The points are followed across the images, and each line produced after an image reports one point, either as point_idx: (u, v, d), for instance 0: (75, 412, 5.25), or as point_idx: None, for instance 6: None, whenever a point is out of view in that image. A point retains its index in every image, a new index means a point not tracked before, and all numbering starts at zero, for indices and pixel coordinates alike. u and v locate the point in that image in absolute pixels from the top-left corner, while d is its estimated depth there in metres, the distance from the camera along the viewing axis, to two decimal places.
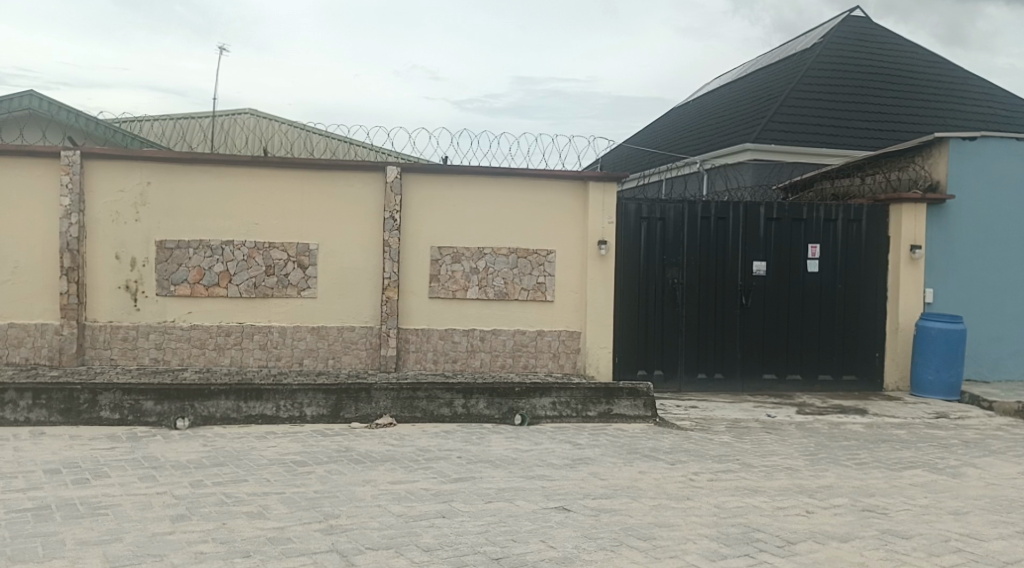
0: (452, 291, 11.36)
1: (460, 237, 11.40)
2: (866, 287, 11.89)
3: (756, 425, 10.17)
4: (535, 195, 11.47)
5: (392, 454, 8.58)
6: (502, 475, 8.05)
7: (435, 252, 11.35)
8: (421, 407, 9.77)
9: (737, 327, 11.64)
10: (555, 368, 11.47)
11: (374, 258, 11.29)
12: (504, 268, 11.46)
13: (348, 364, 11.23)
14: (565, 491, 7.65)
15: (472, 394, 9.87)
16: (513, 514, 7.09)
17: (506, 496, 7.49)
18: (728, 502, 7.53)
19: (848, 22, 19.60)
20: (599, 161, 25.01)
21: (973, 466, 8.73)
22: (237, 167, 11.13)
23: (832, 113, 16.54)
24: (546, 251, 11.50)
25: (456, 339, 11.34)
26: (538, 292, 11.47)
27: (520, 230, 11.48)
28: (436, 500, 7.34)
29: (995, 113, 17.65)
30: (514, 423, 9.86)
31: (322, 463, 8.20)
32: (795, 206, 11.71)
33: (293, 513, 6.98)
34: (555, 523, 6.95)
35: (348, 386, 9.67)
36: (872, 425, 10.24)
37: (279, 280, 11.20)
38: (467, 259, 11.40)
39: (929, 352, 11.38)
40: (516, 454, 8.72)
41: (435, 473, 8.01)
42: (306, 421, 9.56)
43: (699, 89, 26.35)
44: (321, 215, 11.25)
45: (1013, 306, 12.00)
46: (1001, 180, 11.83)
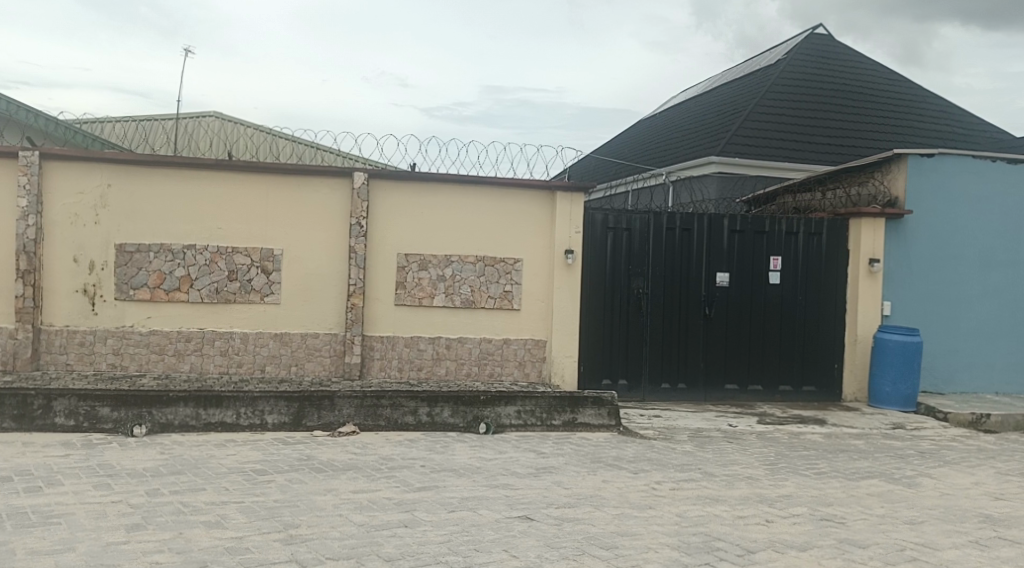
0: (418, 299, 11.37)
1: (427, 244, 11.42)
2: (825, 299, 12.07)
3: (718, 434, 10.29)
4: (502, 204, 11.52)
5: (354, 462, 8.57)
6: (466, 484, 8.07)
7: (402, 258, 11.36)
8: (385, 416, 9.77)
9: (700, 337, 11.76)
10: (521, 377, 11.52)
11: (339, 264, 11.28)
12: (471, 275, 11.49)
13: (312, 371, 11.20)
14: (528, 500, 7.69)
15: (437, 402, 9.88)
16: (476, 524, 7.11)
17: (469, 505, 7.52)
18: (690, 511, 7.61)
19: (812, 39, 19.92)
20: (567, 171, 25.15)
21: (928, 476, 8.90)
22: (201, 170, 11.08)
23: (795, 128, 16.79)
24: (513, 259, 11.55)
25: (422, 346, 11.35)
26: (505, 300, 11.52)
27: (487, 238, 11.52)
28: (398, 509, 7.35)
29: (952, 131, 18.02)
30: (479, 431, 9.88)
31: (282, 472, 8.18)
32: (758, 218, 11.86)
33: (252, 523, 6.95)
34: (518, 532, 6.99)
35: (310, 393, 9.63)
36: (831, 435, 10.39)
37: (242, 285, 11.15)
38: (433, 266, 11.42)
39: (886, 364, 11.59)
40: (480, 463, 8.75)
41: (398, 482, 8.02)
42: (267, 429, 9.52)
43: (666, 102, 26.61)
44: (286, 220, 11.22)
45: (968, 320, 12.25)
46: (957, 195, 12.09)
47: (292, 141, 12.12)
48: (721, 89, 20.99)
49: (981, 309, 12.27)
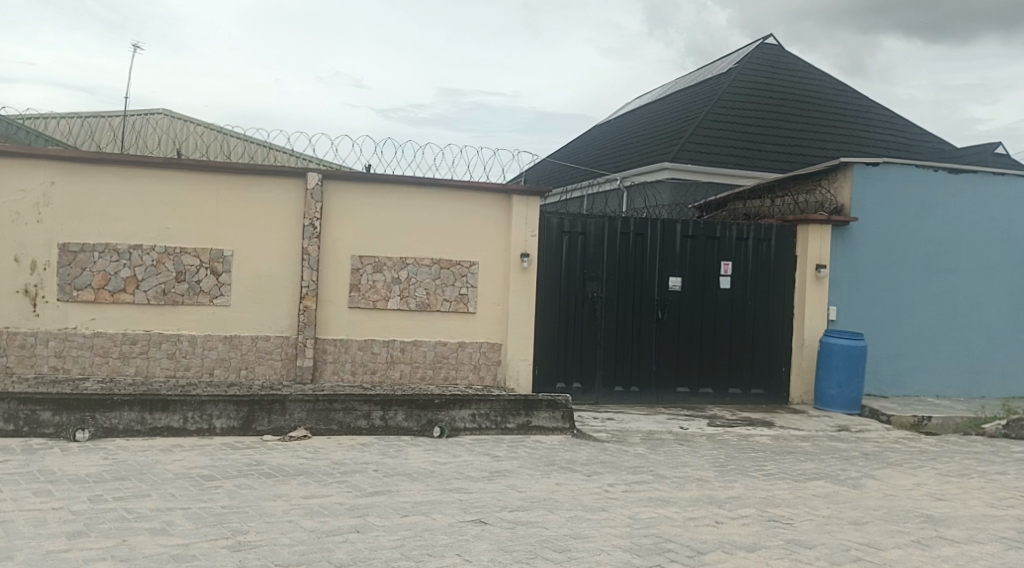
0: (372, 302, 11.36)
1: (382, 247, 11.42)
2: (773, 304, 12.30)
3: (669, 436, 10.44)
4: (458, 207, 11.56)
5: (305, 467, 8.57)
6: (419, 488, 8.11)
7: (356, 261, 11.35)
8: (338, 420, 9.77)
9: (653, 341, 11.92)
10: (475, 380, 11.55)
11: (291, 265, 11.26)
12: (426, 278, 11.51)
13: (262, 375, 11.14)
14: (482, 504, 7.74)
15: (391, 406, 9.90)
16: (429, 528, 7.16)
17: (422, 510, 7.55)
18: (641, 513, 7.73)
19: (762, 49, 20.24)
20: (522, 175, 25.29)
21: (872, 477, 9.12)
22: (149, 169, 10.98)
23: (746, 136, 17.07)
24: (469, 262, 11.58)
25: (375, 350, 11.34)
26: (460, 304, 11.54)
27: (442, 242, 11.55)
28: (350, 514, 7.37)
29: (897, 141, 18.47)
30: (433, 435, 9.92)
31: (230, 477, 8.15)
32: (709, 224, 12.05)
33: (199, 529, 6.93)
34: (470, 536, 7.04)
35: (261, 397, 9.61)
36: (779, 437, 10.59)
37: (191, 287, 11.07)
38: (388, 269, 11.42)
39: (833, 367, 11.83)
40: (433, 467, 8.79)
41: (350, 487, 8.03)
42: (215, 434, 9.47)
43: (621, 107, 26.86)
44: (238, 221, 11.17)
45: (909, 325, 12.58)
46: (901, 204, 12.42)
47: (245, 140, 12.07)
48: (675, 97, 21.24)
49: (922, 315, 12.61)
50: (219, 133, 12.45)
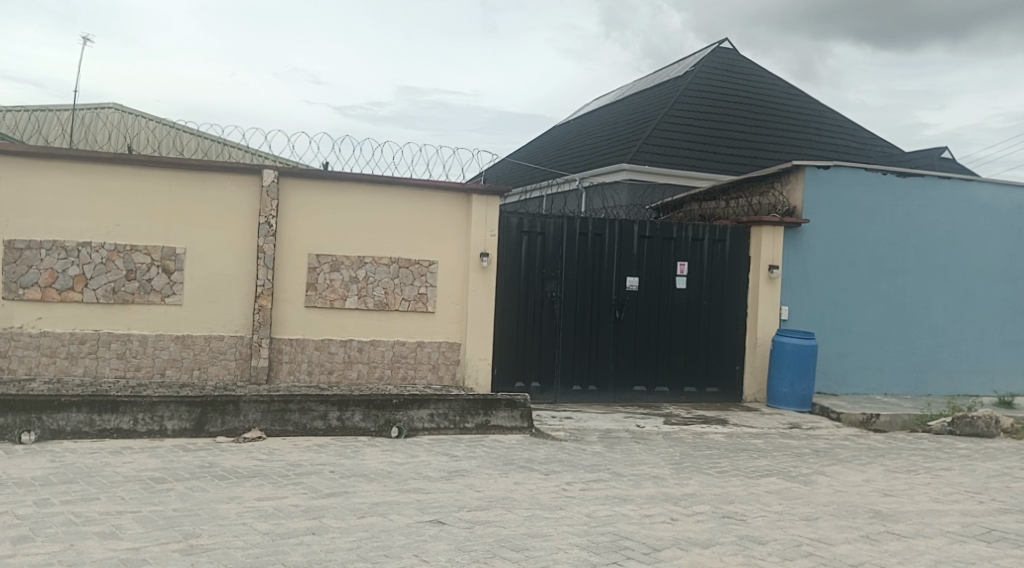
0: (329, 301, 11.36)
1: (340, 246, 11.43)
2: (728, 304, 12.50)
3: (626, 435, 10.57)
4: (416, 206, 11.59)
5: (259, 469, 8.56)
6: (376, 489, 8.14)
7: (313, 259, 11.34)
8: (293, 420, 9.77)
9: (611, 340, 12.05)
10: (434, 380, 11.60)
11: (246, 264, 11.23)
12: (385, 277, 11.53)
13: (216, 375, 11.11)
14: (439, 504, 7.80)
15: (348, 406, 9.92)
16: (386, 529, 7.20)
17: (379, 511, 7.60)
18: (598, 511, 7.84)
19: (717, 52, 20.49)
20: (482, 174, 25.37)
21: (823, 474, 9.32)
22: (99, 164, 10.86)
23: (702, 138, 17.30)
24: (428, 262, 11.62)
25: (332, 350, 11.35)
26: (419, 303, 11.58)
27: (401, 241, 11.58)
28: (305, 516, 7.39)
29: (848, 145, 18.85)
30: (391, 435, 9.96)
31: (182, 480, 8.13)
32: (666, 224, 12.21)
33: (150, 533, 6.91)
34: (428, 537, 7.10)
35: (214, 399, 9.57)
36: (733, 435, 10.77)
37: (141, 285, 11.00)
38: (345, 268, 11.43)
39: (784, 366, 12.06)
40: (391, 467, 8.83)
41: (305, 488, 8.05)
42: (167, 435, 9.42)
43: (580, 108, 27.03)
44: (191, 219, 11.11)
45: (859, 324, 12.87)
46: (851, 206, 12.71)
47: (199, 136, 12.00)
48: (633, 98, 21.44)
49: (872, 315, 12.91)
50: (172, 129, 12.36)
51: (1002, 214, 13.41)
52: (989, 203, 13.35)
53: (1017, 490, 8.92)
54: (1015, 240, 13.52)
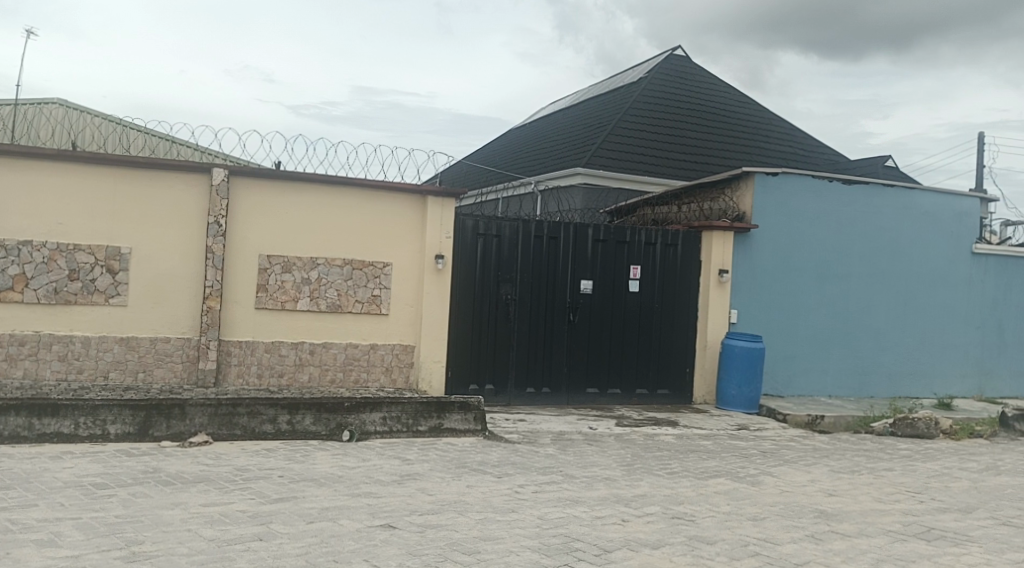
0: (280, 303, 11.31)
1: (292, 247, 11.39)
2: (679, 307, 12.68)
3: (578, 437, 10.68)
4: (370, 208, 11.59)
5: (205, 474, 8.52)
6: (326, 493, 8.15)
7: (264, 260, 11.29)
8: (241, 424, 9.72)
9: (564, 343, 12.16)
10: (387, 383, 11.60)
11: (194, 264, 11.14)
12: (338, 279, 11.51)
13: (161, 378, 11.01)
14: (390, 508, 7.83)
15: (298, 410, 9.91)
16: (335, 534, 7.21)
17: (329, 516, 7.61)
18: (551, 513, 7.93)
19: (670, 59, 20.74)
20: (437, 176, 25.40)
21: (770, 475, 9.51)
22: (41, 161, 10.70)
23: (655, 144, 17.52)
24: (382, 263, 11.63)
25: (283, 352, 11.30)
26: (373, 305, 11.58)
27: (355, 243, 11.58)
28: (253, 522, 7.38)
29: (796, 153, 19.24)
30: (342, 439, 9.96)
31: (124, 485, 8.06)
32: (619, 229, 12.36)
33: (90, 540, 6.86)
34: (379, 541, 7.13)
35: (158, 402, 9.49)
36: (683, 437, 10.94)
37: (84, 286, 10.87)
38: (298, 269, 11.39)
39: (733, 368, 12.29)
40: (342, 471, 8.84)
41: (253, 494, 8.03)
42: (109, 440, 9.33)
43: (536, 112, 27.19)
44: (137, 219, 11.01)
45: (805, 328, 13.16)
46: (799, 213, 12.98)
47: (146, 133, 11.88)
48: (588, 103, 21.61)
49: (818, 319, 13.20)
50: (119, 126, 12.22)
51: (943, 222, 13.79)
52: (930, 212, 13.71)
53: (956, 489, 9.17)
54: (954, 247, 13.90)
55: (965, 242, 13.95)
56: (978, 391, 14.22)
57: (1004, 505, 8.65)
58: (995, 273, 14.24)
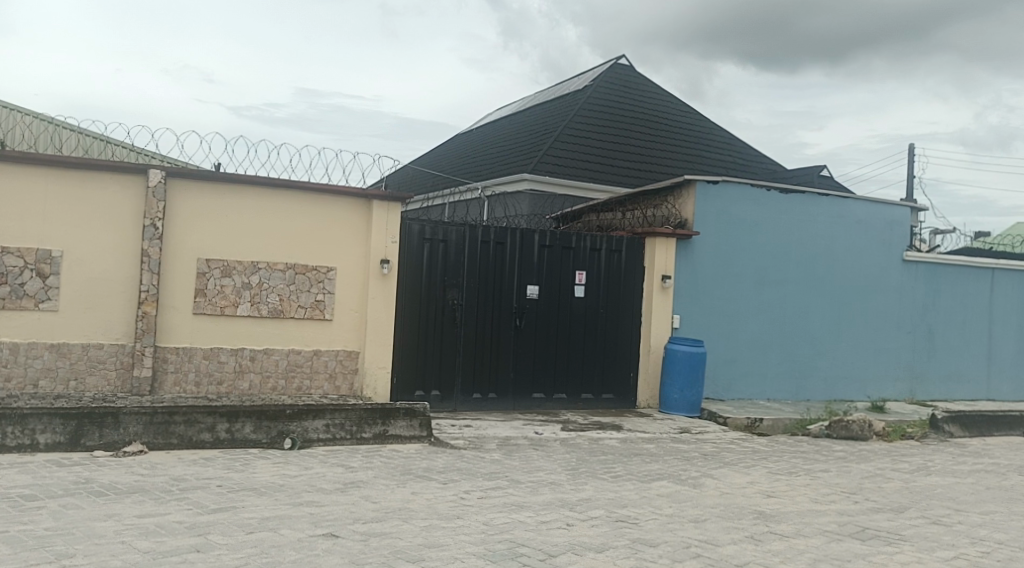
0: (219, 308, 11.20)
1: (233, 251, 11.29)
2: (623, 312, 12.87)
3: (524, 442, 10.76)
4: (314, 212, 11.54)
5: (140, 484, 8.42)
6: (266, 503, 8.11)
7: (203, 265, 11.16)
8: (178, 433, 9.60)
9: (510, 348, 12.24)
10: (331, 390, 11.53)
11: (129, 268, 10.94)
12: (280, 284, 11.43)
13: (94, 386, 10.77)
14: (332, 517, 7.82)
15: (238, 417, 9.83)
16: (276, 545, 7.17)
17: (270, 525, 7.57)
18: (495, 519, 7.99)
19: (615, 68, 20.99)
20: (384, 180, 25.37)
21: (710, 477, 9.69)
22: None
23: (600, 151, 17.73)
24: (326, 268, 11.58)
25: (223, 359, 11.16)
26: (316, 310, 11.52)
27: (298, 247, 11.51)
28: (190, 533, 7.31)
29: (736, 161, 19.60)
30: (284, 447, 9.92)
31: (54, 497, 7.94)
32: (565, 235, 12.50)
33: (18, 554, 6.75)
34: (321, 551, 7.11)
35: (91, 411, 9.36)
36: (627, 440, 11.10)
37: (13, 290, 10.61)
38: (238, 274, 11.29)
39: (675, 372, 12.49)
40: (283, 480, 8.80)
41: (190, 504, 7.96)
42: (39, 450, 9.17)
43: (483, 118, 27.32)
44: (70, 221, 10.77)
45: (745, 333, 13.43)
46: (739, 220, 13.26)
47: (82, 134, 11.65)
48: (534, 110, 21.77)
49: (757, 324, 13.49)
50: (53, 126, 11.98)
51: (876, 230, 14.21)
52: (864, 220, 14.12)
53: (889, 490, 9.44)
54: (887, 254, 14.34)
55: (897, 250, 14.41)
56: (909, 393, 14.66)
57: (935, 505, 8.93)
58: (924, 279, 14.73)
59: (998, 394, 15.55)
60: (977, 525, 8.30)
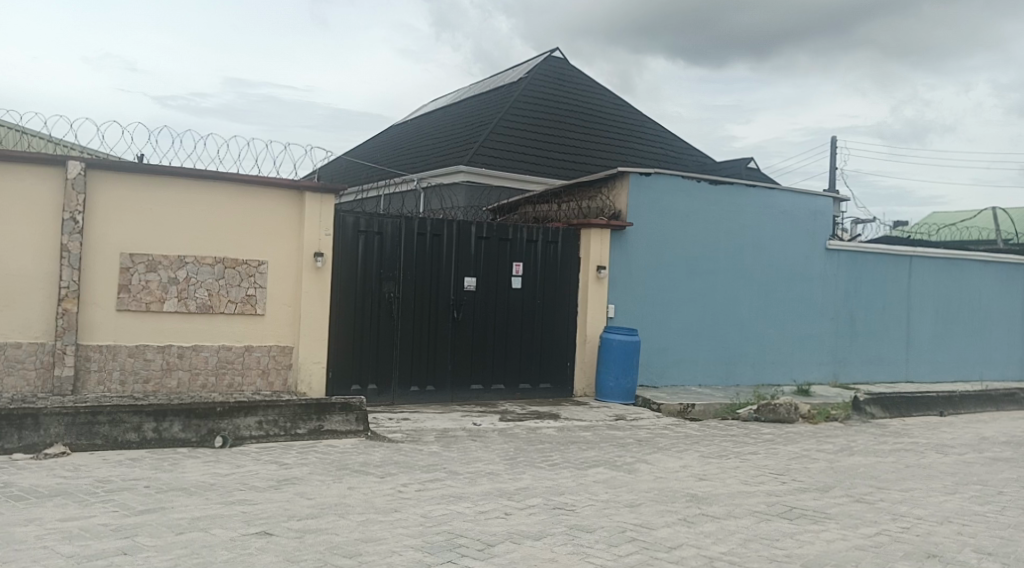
0: (144, 304, 10.91)
1: (159, 245, 11.01)
2: (560, 303, 13.07)
3: (462, 433, 10.87)
4: (244, 204, 11.32)
5: (63, 487, 8.24)
6: (197, 503, 8.01)
7: (126, 259, 10.86)
8: (102, 434, 9.40)
9: (447, 339, 12.32)
10: (264, 386, 11.37)
11: (48, 264, 10.60)
12: (209, 278, 11.18)
13: (13, 387, 10.45)
14: (266, 515, 7.76)
15: (165, 416, 9.66)
16: (207, 545, 7.07)
17: (200, 525, 7.46)
18: (434, 511, 8.09)
19: (548, 61, 21.15)
20: (316, 172, 25.19)
21: (644, 462, 9.93)
22: None
23: (534, 143, 17.88)
24: (257, 262, 11.37)
25: (149, 356, 10.91)
26: (247, 305, 11.31)
27: (227, 240, 11.28)
28: (116, 535, 7.17)
29: (666, 154, 19.95)
30: (214, 445, 9.77)
31: None
32: (502, 226, 12.63)
33: None
34: (255, 549, 7.05)
35: (9, 412, 9.09)
36: (563, 429, 11.29)
37: None
38: (164, 269, 11.01)
39: (610, 360, 12.72)
40: (214, 479, 8.69)
41: (116, 506, 7.81)
42: None
43: (416, 110, 27.27)
44: None
45: (676, 322, 13.73)
46: (670, 212, 13.54)
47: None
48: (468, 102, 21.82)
49: (688, 313, 13.80)
50: None
51: (800, 220, 14.65)
52: (789, 210, 14.55)
53: (814, 470, 9.79)
54: (810, 244, 14.79)
55: (820, 239, 14.87)
56: (833, 377, 15.14)
57: (858, 483, 9.29)
58: (846, 267, 15.21)
59: (916, 376, 16.15)
60: (898, 502, 8.66)
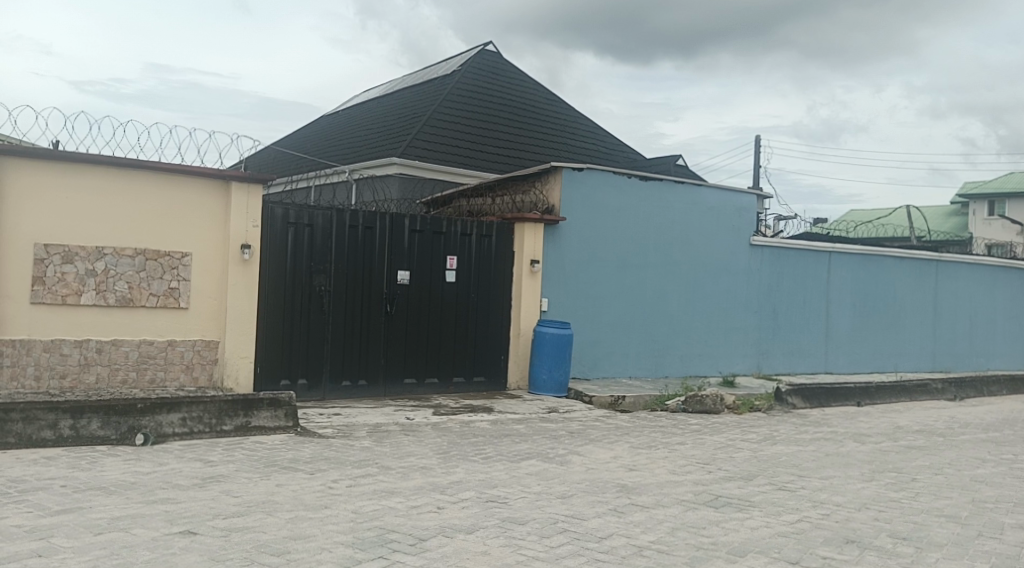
0: (60, 297, 10.56)
1: (74, 237, 10.64)
2: (493, 297, 13.18)
3: (395, 428, 10.90)
4: (166, 195, 11.05)
5: None
6: (115, 502, 7.88)
7: (40, 250, 10.47)
8: (16, 432, 9.15)
9: (379, 332, 12.32)
10: (188, 382, 11.16)
11: None
12: (129, 270, 10.89)
13: None
14: (190, 514, 7.70)
15: (83, 414, 9.48)
16: (127, 545, 7.00)
17: (120, 525, 7.36)
18: (365, 506, 8.11)
19: (482, 54, 21.21)
20: (245, 161, 24.83)
21: (576, 454, 10.09)
22: None
23: (467, 136, 17.93)
24: (180, 254, 11.13)
25: (65, 351, 10.55)
26: (170, 299, 11.06)
27: (147, 231, 10.99)
28: (30, 537, 7.04)
29: (598, 150, 20.18)
30: (136, 443, 9.62)
31: None
32: (435, 220, 12.67)
33: None
34: (178, 549, 6.98)
35: None
36: (497, 422, 11.40)
37: None
38: (81, 260, 10.66)
39: (542, 354, 12.88)
40: (136, 477, 8.57)
41: (31, 506, 7.66)
42: None
43: (346, 103, 27.10)
44: None
45: (606, 316, 13.94)
46: (600, 207, 13.73)
47: None
48: (400, 95, 21.76)
49: (617, 307, 14.02)
50: None
51: (725, 216, 15.00)
52: (714, 206, 14.90)
53: (739, 459, 10.08)
54: (735, 239, 15.16)
55: (744, 235, 15.24)
56: (756, 368, 15.53)
57: (781, 472, 9.59)
58: (769, 263, 15.61)
59: (835, 368, 16.65)
60: (819, 489, 8.98)
